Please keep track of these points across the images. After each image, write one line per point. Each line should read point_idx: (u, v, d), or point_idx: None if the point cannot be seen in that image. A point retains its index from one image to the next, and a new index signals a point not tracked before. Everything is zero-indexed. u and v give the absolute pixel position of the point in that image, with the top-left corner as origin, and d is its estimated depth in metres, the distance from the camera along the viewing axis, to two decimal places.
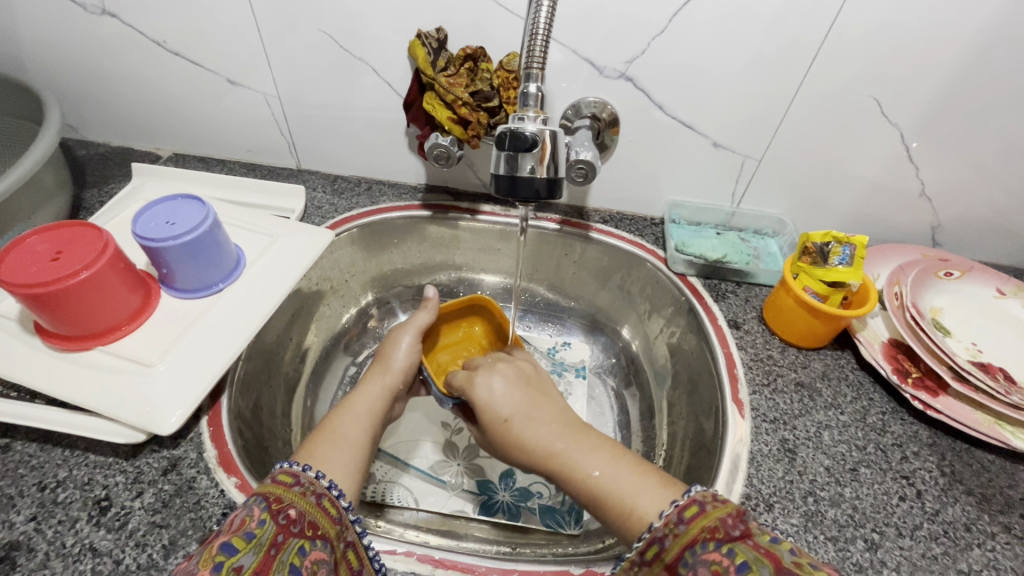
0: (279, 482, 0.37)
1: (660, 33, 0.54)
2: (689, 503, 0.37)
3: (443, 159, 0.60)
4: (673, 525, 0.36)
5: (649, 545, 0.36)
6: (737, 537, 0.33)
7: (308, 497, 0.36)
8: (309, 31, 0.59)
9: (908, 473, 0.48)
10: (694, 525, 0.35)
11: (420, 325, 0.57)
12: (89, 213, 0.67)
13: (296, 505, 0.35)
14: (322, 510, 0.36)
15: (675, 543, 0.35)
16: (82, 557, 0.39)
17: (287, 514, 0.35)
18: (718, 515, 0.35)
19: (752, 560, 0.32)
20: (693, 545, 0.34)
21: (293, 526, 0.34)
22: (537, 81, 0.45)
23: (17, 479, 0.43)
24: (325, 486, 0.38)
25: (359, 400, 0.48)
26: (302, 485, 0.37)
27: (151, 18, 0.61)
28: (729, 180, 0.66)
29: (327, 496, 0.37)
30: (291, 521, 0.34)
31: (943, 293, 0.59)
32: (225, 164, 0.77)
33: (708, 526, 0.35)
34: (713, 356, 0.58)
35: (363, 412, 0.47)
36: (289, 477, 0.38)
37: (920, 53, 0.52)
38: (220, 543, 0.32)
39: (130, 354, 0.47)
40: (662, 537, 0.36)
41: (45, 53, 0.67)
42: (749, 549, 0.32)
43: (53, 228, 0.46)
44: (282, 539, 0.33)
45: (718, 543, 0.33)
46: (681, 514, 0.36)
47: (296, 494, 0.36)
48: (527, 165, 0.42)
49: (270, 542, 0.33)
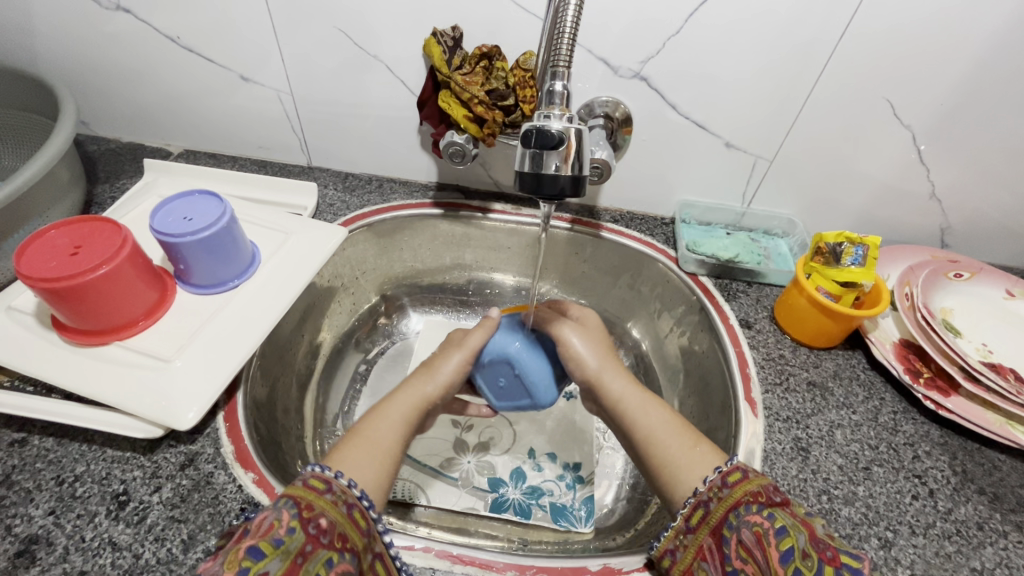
0: (310, 488, 0.37)
1: (674, 33, 0.54)
2: (733, 469, 0.39)
3: (458, 157, 0.61)
4: (717, 489, 0.39)
5: (694, 509, 0.39)
6: (777, 503, 0.36)
7: (339, 507, 0.36)
8: (324, 28, 0.59)
9: (921, 471, 0.48)
10: (737, 488, 0.38)
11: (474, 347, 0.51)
12: (101, 208, 0.67)
13: (327, 514, 0.35)
14: (352, 522, 0.36)
15: (718, 506, 0.38)
16: (102, 551, 0.39)
17: (316, 524, 0.34)
18: (759, 482, 0.38)
19: (791, 526, 0.34)
20: (736, 508, 0.37)
21: (322, 537, 0.34)
22: (562, 79, 0.45)
23: (35, 473, 0.43)
24: (355, 497, 0.38)
25: (395, 407, 0.45)
26: (334, 494, 0.37)
27: (166, 14, 0.61)
28: (740, 181, 0.66)
29: (357, 508, 0.37)
30: (320, 531, 0.34)
31: (954, 294, 0.60)
32: (236, 160, 0.77)
33: (750, 490, 0.37)
34: (725, 355, 0.58)
35: (401, 420, 0.45)
36: (321, 483, 0.37)
37: (933, 55, 0.52)
38: (247, 546, 0.32)
39: (147, 350, 0.47)
40: (707, 500, 0.39)
41: (58, 48, 0.67)
42: (788, 516, 0.35)
43: (71, 223, 0.46)
44: (309, 549, 0.33)
45: (760, 506, 0.36)
46: (725, 479, 0.39)
47: (327, 503, 0.36)
48: (553, 164, 0.42)
49: (297, 551, 0.33)
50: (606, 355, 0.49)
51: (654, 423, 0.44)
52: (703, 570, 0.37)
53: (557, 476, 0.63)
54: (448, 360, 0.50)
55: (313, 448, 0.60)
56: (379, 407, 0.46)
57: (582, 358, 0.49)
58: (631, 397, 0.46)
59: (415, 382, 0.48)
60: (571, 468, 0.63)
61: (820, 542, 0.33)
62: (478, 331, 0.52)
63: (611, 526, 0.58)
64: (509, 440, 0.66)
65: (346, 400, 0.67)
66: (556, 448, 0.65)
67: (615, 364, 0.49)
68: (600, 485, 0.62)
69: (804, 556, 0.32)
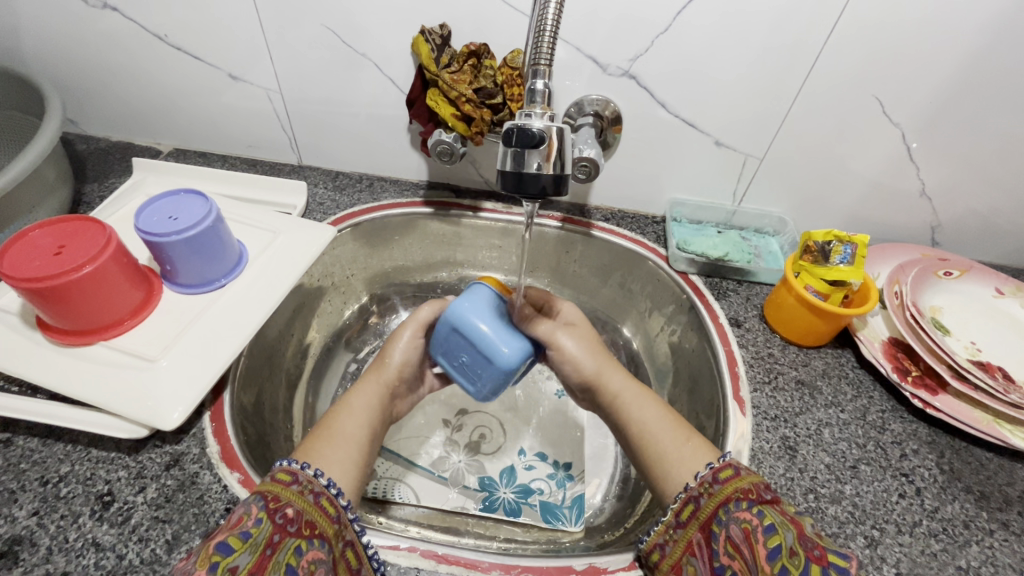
0: (276, 481, 0.38)
1: (662, 32, 0.54)
2: (725, 466, 0.40)
3: (446, 156, 0.60)
4: (708, 485, 0.39)
5: (684, 504, 0.40)
6: (767, 500, 0.37)
7: (305, 497, 0.37)
8: (312, 26, 0.59)
9: (908, 470, 0.48)
10: (728, 485, 0.38)
11: (423, 318, 0.53)
12: (90, 207, 0.67)
13: (294, 504, 0.36)
14: (320, 510, 0.37)
15: (709, 501, 0.39)
16: (85, 552, 0.39)
17: (283, 514, 0.35)
18: (751, 480, 0.38)
19: (779, 523, 0.35)
20: (726, 504, 0.37)
21: (289, 526, 0.35)
22: (542, 78, 0.45)
23: (19, 473, 0.43)
24: (321, 485, 0.38)
25: (359, 397, 0.48)
26: (300, 485, 0.38)
27: (154, 12, 0.61)
28: (731, 179, 0.66)
29: (324, 495, 0.38)
30: (288, 520, 0.35)
31: (943, 292, 0.60)
32: (225, 159, 0.76)
33: (742, 488, 0.38)
34: (714, 354, 0.58)
35: (360, 410, 0.47)
36: (287, 476, 0.38)
37: (922, 52, 0.52)
38: (217, 543, 0.33)
39: (133, 349, 0.47)
40: (697, 496, 0.39)
41: (45, 45, 0.67)
42: (777, 513, 0.36)
43: (55, 223, 0.46)
44: (278, 538, 0.34)
45: (750, 503, 0.36)
46: (716, 476, 0.39)
47: (294, 494, 0.37)
48: (534, 162, 0.42)
49: (265, 543, 0.34)
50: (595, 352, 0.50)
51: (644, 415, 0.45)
52: (692, 564, 0.38)
53: (547, 475, 0.63)
54: (397, 344, 0.52)
55: None
56: (344, 400, 0.48)
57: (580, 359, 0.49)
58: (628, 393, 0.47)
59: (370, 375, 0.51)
60: (561, 467, 0.63)
61: (808, 542, 0.34)
62: (429, 306, 0.54)
63: (600, 524, 0.58)
64: (500, 440, 0.66)
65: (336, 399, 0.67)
66: (547, 447, 0.65)
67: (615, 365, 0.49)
68: (590, 484, 0.62)
69: (791, 554, 0.33)
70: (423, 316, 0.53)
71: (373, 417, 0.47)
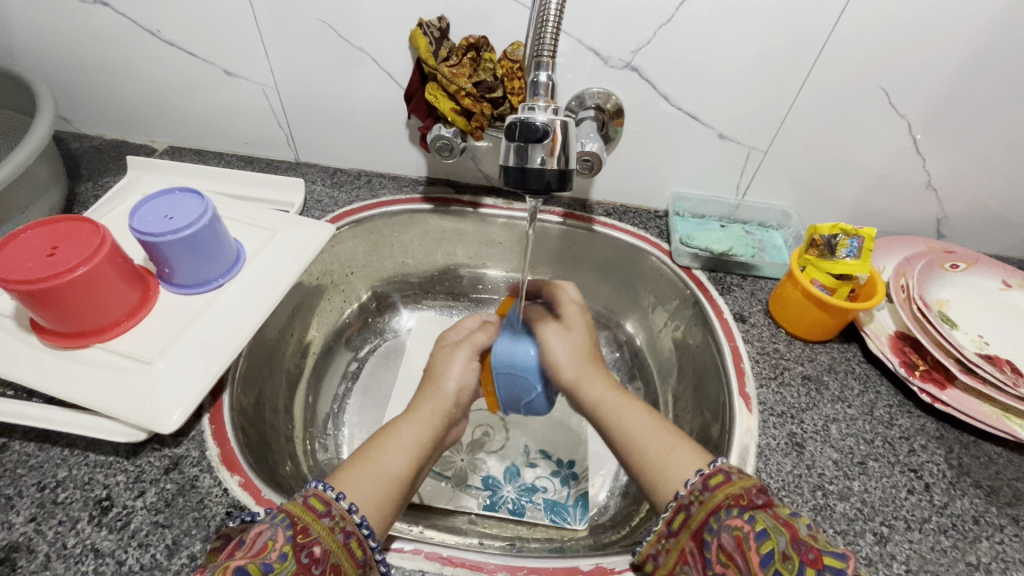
0: (309, 509, 0.36)
1: (666, 22, 0.53)
2: (715, 472, 0.38)
3: (446, 151, 0.59)
4: (699, 492, 0.38)
5: (676, 513, 0.38)
6: (759, 505, 0.34)
7: (335, 535, 0.35)
8: (308, 20, 0.58)
9: (916, 465, 0.48)
10: (718, 492, 0.37)
11: (478, 343, 0.53)
12: (84, 207, 0.66)
13: (322, 542, 0.34)
14: (347, 551, 0.35)
15: (699, 510, 0.37)
16: (84, 558, 0.39)
17: (309, 552, 0.33)
18: (742, 485, 0.36)
19: (772, 528, 0.32)
20: (717, 511, 0.36)
21: (314, 566, 0.33)
22: (546, 70, 0.44)
23: (16, 479, 0.42)
24: (354, 523, 0.36)
25: (407, 428, 0.45)
26: (332, 518, 0.36)
27: (146, 7, 0.60)
28: (734, 173, 0.66)
29: (355, 536, 0.36)
30: (313, 560, 0.33)
31: (950, 285, 0.59)
32: (222, 157, 0.75)
33: (732, 493, 0.36)
34: (718, 350, 0.58)
35: (410, 443, 0.44)
36: (320, 504, 0.36)
37: (929, 42, 0.51)
38: (236, 567, 0.30)
39: (130, 352, 0.46)
40: (688, 504, 0.38)
41: (35, 41, 0.65)
42: (770, 517, 0.33)
43: (46, 223, 0.45)
44: None
45: (741, 509, 0.35)
46: (707, 483, 0.38)
47: (324, 528, 0.35)
48: (538, 157, 0.42)
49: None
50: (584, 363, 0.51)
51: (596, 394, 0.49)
52: (686, 573, 0.36)
53: (551, 473, 0.62)
54: (453, 365, 0.51)
55: (304, 448, 0.60)
56: (389, 428, 0.45)
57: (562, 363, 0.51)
58: (607, 399, 0.48)
59: (426, 399, 0.49)
60: (564, 465, 0.63)
61: (802, 544, 0.31)
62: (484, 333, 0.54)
63: (604, 522, 0.58)
64: (503, 439, 0.65)
65: (337, 399, 0.66)
66: (550, 445, 0.65)
67: (601, 375, 0.50)
68: (595, 481, 0.62)
69: (784, 559, 0.31)
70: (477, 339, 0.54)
71: (422, 449, 0.45)
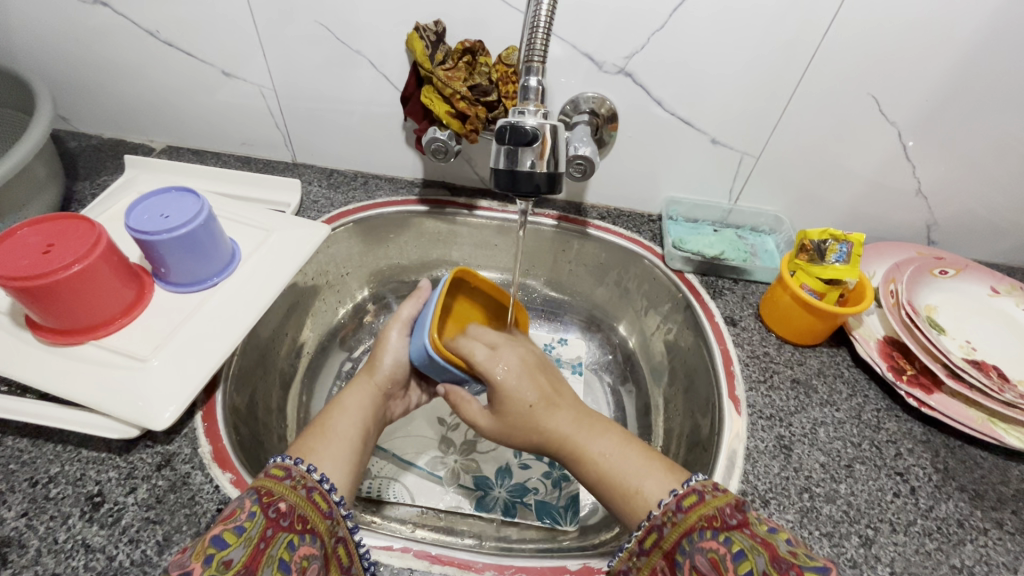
0: (271, 476, 0.37)
1: (659, 28, 0.54)
2: (688, 493, 0.38)
3: (440, 154, 0.60)
4: (672, 513, 0.38)
5: (648, 532, 0.38)
6: (734, 525, 0.35)
7: (299, 491, 0.37)
8: (305, 22, 0.59)
9: (903, 469, 0.48)
10: (693, 513, 0.37)
11: (406, 316, 0.56)
12: (81, 205, 0.67)
13: (286, 498, 0.35)
14: (312, 504, 0.37)
15: (672, 531, 0.37)
16: (75, 553, 0.39)
17: (276, 508, 0.34)
18: (716, 505, 0.37)
19: (749, 548, 0.33)
20: (690, 533, 0.36)
21: (282, 519, 0.34)
22: (537, 74, 0.45)
23: (8, 474, 0.43)
24: (315, 480, 0.38)
25: (349, 397, 0.50)
26: (294, 479, 0.37)
27: (146, 9, 0.60)
28: (727, 177, 0.66)
29: (318, 490, 0.38)
30: (281, 514, 0.34)
31: (939, 291, 0.60)
32: (220, 157, 0.76)
33: (705, 514, 0.36)
34: (709, 354, 0.58)
35: (353, 408, 0.49)
36: (281, 471, 0.38)
37: (917, 53, 0.52)
38: (211, 536, 0.31)
39: (123, 349, 0.47)
40: (661, 525, 0.38)
41: (35, 41, 0.66)
42: (746, 538, 0.34)
43: (43, 221, 0.45)
44: (271, 533, 0.33)
45: (716, 532, 0.35)
46: (680, 504, 0.38)
47: (287, 488, 0.36)
48: (528, 160, 0.42)
49: (259, 537, 0.32)
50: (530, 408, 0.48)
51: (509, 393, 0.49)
52: None
53: (543, 474, 0.63)
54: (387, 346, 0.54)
55: None
56: (336, 400, 0.50)
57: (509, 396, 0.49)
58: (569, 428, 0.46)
59: (363, 375, 0.53)
60: (556, 466, 0.63)
61: (782, 563, 0.31)
62: (410, 303, 0.57)
63: (594, 525, 0.58)
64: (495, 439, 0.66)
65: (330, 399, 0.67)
66: None
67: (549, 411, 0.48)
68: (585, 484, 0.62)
69: None
70: (405, 314, 0.56)
71: (365, 415, 0.49)
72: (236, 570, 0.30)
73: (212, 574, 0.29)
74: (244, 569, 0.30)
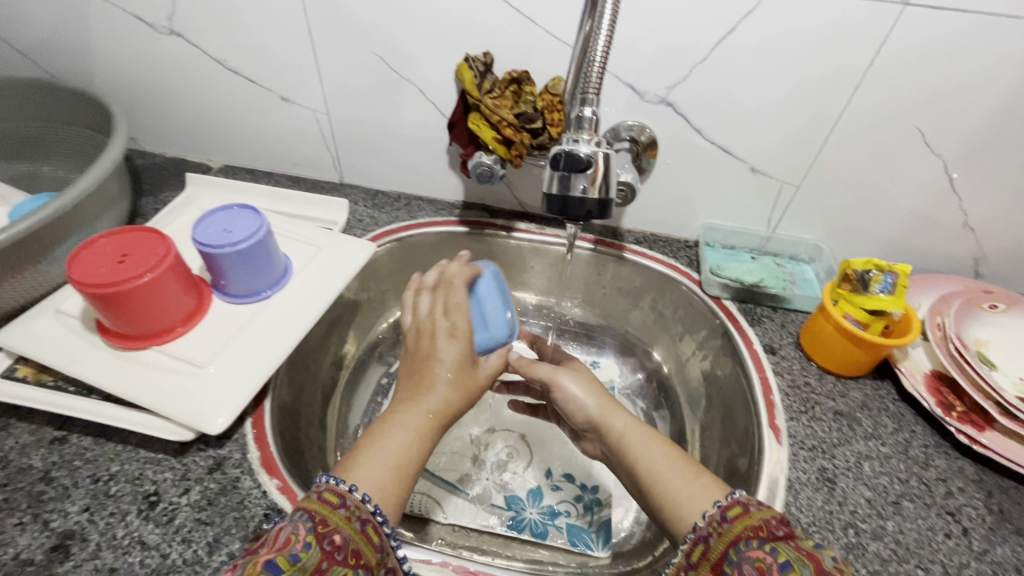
0: (325, 502, 0.37)
1: (701, 61, 0.55)
2: (732, 504, 0.38)
3: (485, 178, 0.62)
4: (717, 524, 0.37)
5: (694, 545, 0.37)
6: (779, 537, 0.35)
7: (353, 523, 0.36)
8: (361, 52, 0.62)
9: (954, 509, 0.47)
10: (738, 523, 0.36)
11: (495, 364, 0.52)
12: (145, 219, 0.71)
13: (342, 531, 0.35)
14: (365, 538, 0.36)
15: (718, 541, 0.36)
16: (131, 550, 0.41)
17: (331, 540, 0.35)
18: (760, 517, 0.36)
19: (794, 559, 0.32)
20: (736, 543, 0.35)
21: (336, 553, 0.35)
22: (591, 105, 0.47)
23: (72, 470, 0.45)
24: (370, 511, 0.37)
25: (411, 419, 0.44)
26: (349, 510, 0.37)
27: (216, 40, 0.65)
28: (766, 206, 0.66)
29: (371, 523, 0.37)
30: (335, 547, 0.35)
31: (989, 326, 0.58)
32: (272, 176, 0.80)
33: (751, 525, 0.36)
34: (748, 381, 0.58)
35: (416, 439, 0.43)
36: (335, 497, 0.37)
37: (962, 89, 0.52)
38: (265, 561, 0.32)
39: (183, 355, 0.49)
40: (707, 535, 0.37)
41: (114, 67, 0.71)
42: (792, 550, 0.33)
43: (119, 232, 0.48)
44: (325, 566, 0.34)
45: (762, 541, 0.35)
46: (725, 514, 0.37)
47: (342, 519, 0.36)
48: (581, 185, 0.44)
49: (313, 569, 0.33)
50: (606, 398, 0.49)
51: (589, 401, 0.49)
52: None
53: (575, 497, 0.62)
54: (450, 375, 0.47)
55: (334, 458, 0.61)
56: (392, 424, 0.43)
57: (582, 400, 0.50)
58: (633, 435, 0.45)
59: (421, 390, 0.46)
60: (588, 490, 0.63)
61: None
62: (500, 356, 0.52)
63: (627, 552, 0.57)
64: (527, 461, 0.66)
65: (368, 412, 0.68)
66: (574, 468, 0.65)
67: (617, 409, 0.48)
68: (619, 508, 0.62)
69: None
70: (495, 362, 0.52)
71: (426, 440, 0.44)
72: None
73: None
74: None
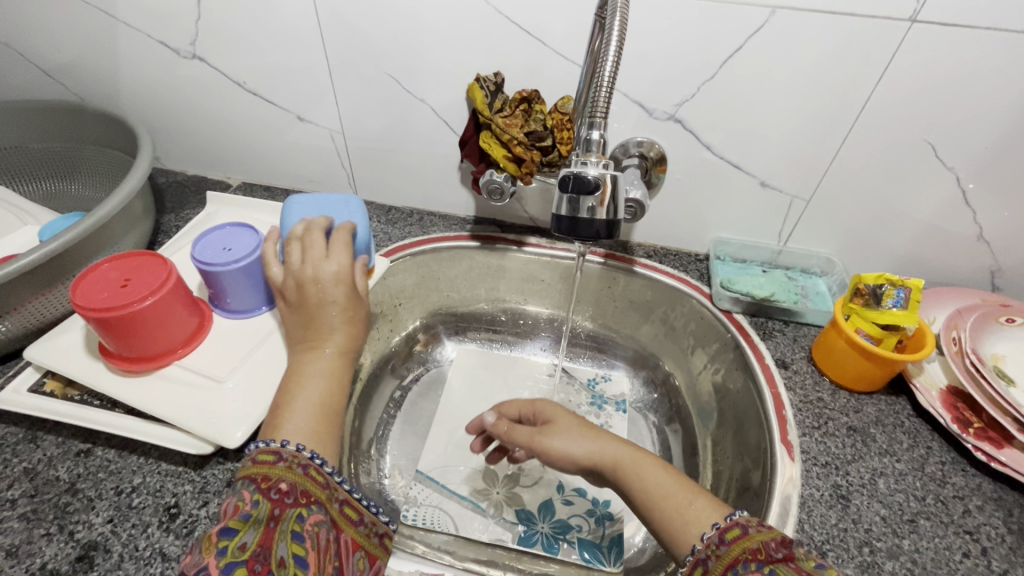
0: (262, 462, 0.38)
1: (709, 78, 0.56)
2: (731, 525, 0.37)
3: (496, 195, 0.62)
4: (716, 546, 0.37)
5: (694, 568, 0.37)
6: (779, 559, 0.34)
7: (295, 470, 0.38)
8: (376, 73, 0.64)
9: (972, 528, 0.46)
10: (735, 546, 0.36)
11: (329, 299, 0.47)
12: (167, 236, 0.73)
13: (286, 478, 0.37)
14: (311, 479, 0.39)
15: (717, 564, 0.36)
16: (153, 561, 0.42)
17: (277, 489, 0.37)
18: (760, 539, 0.36)
19: None
20: (734, 566, 0.35)
21: (286, 498, 0.37)
22: (598, 129, 0.48)
23: (97, 482, 0.46)
24: (308, 457, 0.39)
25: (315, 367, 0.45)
26: (287, 460, 0.38)
27: (236, 63, 0.68)
28: (776, 220, 0.67)
29: (312, 466, 0.39)
30: (283, 494, 0.37)
31: (1008, 339, 0.57)
32: (288, 193, 0.82)
33: (749, 547, 0.35)
34: (759, 394, 0.57)
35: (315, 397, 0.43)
36: (269, 454, 0.38)
37: (973, 103, 0.52)
38: (218, 529, 0.34)
39: (203, 370, 0.51)
40: (705, 558, 0.36)
41: (140, 90, 0.74)
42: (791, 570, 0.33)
43: (121, 258, 0.50)
44: (279, 512, 0.36)
45: (760, 564, 0.34)
46: (722, 536, 0.37)
47: (282, 469, 0.38)
48: (588, 206, 0.45)
49: (268, 517, 0.35)
50: (594, 433, 0.47)
51: (575, 451, 0.45)
52: None
53: (586, 512, 0.62)
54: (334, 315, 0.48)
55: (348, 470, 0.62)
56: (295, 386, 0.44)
57: (569, 453, 0.45)
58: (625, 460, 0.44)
59: (318, 328, 0.47)
60: (599, 504, 0.63)
61: None
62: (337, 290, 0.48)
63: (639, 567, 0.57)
64: (538, 474, 0.66)
65: (381, 424, 0.69)
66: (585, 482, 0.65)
67: (607, 438, 0.46)
68: (629, 522, 0.62)
69: None
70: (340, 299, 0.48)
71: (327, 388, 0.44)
72: (253, 548, 0.34)
73: (230, 560, 0.33)
74: (259, 547, 0.34)
